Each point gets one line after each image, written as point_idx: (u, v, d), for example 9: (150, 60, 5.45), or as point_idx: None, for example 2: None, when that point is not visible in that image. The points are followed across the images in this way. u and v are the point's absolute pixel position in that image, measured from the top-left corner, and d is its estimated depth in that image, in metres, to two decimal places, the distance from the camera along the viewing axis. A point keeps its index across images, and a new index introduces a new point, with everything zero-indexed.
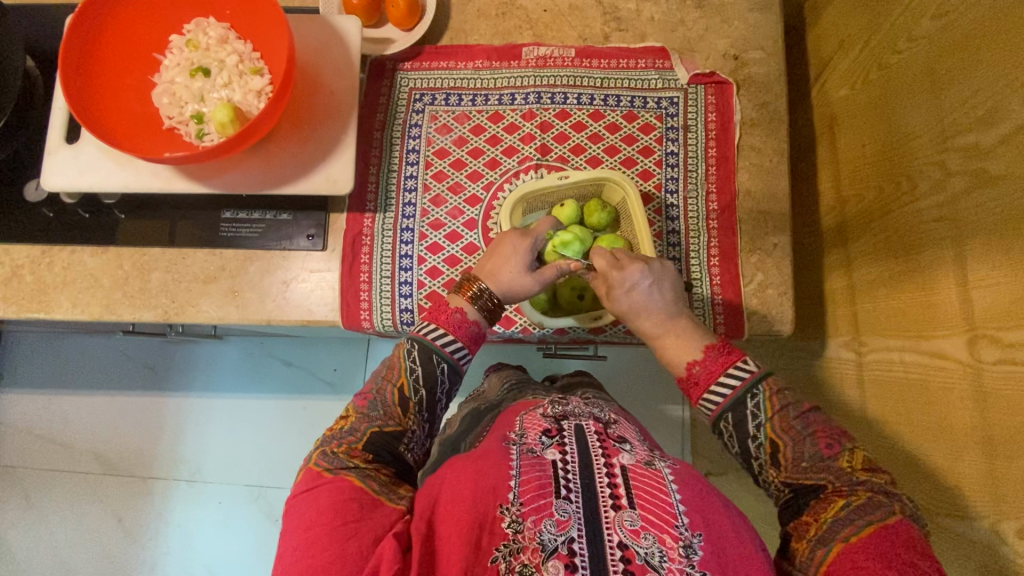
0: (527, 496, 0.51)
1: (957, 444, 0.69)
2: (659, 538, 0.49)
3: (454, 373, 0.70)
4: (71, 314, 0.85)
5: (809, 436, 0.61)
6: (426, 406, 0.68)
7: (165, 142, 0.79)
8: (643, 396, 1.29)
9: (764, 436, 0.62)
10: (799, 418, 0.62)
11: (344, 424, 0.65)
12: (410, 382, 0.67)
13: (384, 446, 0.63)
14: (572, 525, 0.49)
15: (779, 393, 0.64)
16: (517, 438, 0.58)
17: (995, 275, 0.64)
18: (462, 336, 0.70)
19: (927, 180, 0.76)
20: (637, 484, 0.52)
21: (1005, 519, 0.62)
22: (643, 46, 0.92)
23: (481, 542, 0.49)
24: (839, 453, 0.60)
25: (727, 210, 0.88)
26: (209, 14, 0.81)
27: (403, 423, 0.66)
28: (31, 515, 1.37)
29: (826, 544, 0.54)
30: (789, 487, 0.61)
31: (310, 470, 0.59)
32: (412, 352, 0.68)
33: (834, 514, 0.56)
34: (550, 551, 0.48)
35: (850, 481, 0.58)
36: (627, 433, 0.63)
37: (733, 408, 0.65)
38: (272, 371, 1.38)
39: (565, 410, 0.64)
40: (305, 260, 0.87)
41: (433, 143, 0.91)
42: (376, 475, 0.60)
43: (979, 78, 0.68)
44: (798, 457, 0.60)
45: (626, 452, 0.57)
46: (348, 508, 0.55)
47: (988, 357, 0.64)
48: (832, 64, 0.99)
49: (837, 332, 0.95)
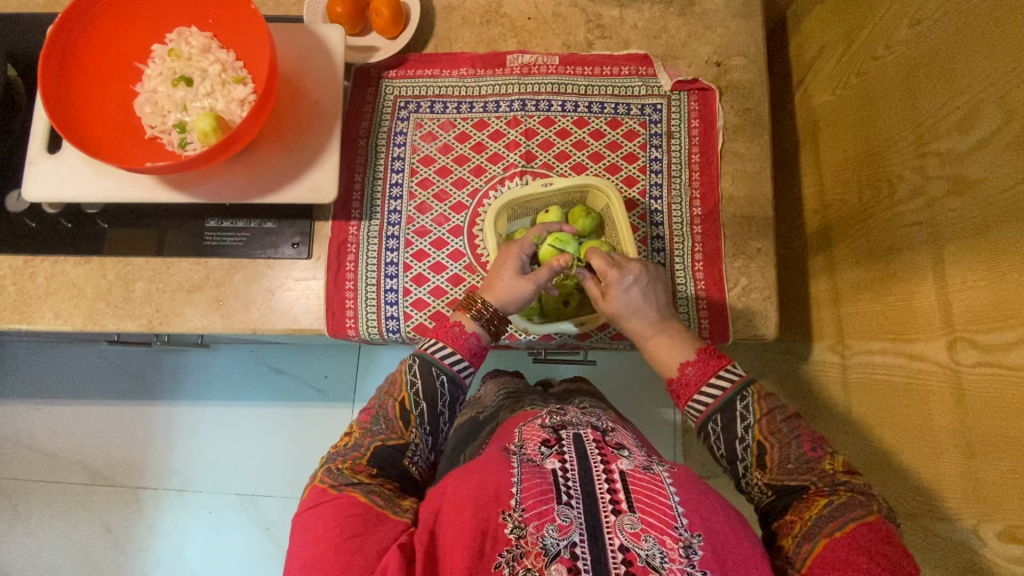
0: (529, 502, 0.51)
1: (939, 445, 0.69)
2: (659, 540, 0.49)
3: (455, 387, 0.71)
4: (54, 324, 0.84)
5: (795, 439, 0.62)
6: (428, 419, 0.68)
7: (148, 151, 0.79)
8: (632, 401, 1.30)
9: (752, 439, 0.63)
10: (787, 422, 0.63)
11: (348, 441, 0.66)
12: (411, 396, 0.68)
13: (389, 460, 0.64)
14: (574, 529, 0.49)
15: (768, 397, 0.65)
16: (517, 449, 0.59)
17: (972, 279, 0.65)
18: (460, 349, 0.72)
19: (907, 184, 0.77)
20: (636, 489, 0.52)
21: (985, 521, 0.62)
22: (626, 53, 0.93)
23: (484, 548, 0.49)
24: (823, 456, 0.61)
25: (711, 215, 0.89)
26: (193, 23, 0.81)
27: (405, 437, 0.66)
28: (18, 527, 1.35)
29: (811, 540, 0.55)
30: (772, 490, 0.62)
31: (315, 488, 0.60)
32: (413, 366, 0.70)
33: (817, 512, 0.57)
34: (552, 556, 0.48)
35: (832, 480, 0.59)
36: (626, 440, 0.64)
37: (722, 410, 0.65)
38: (260, 378, 1.38)
39: (564, 419, 0.65)
40: (290, 268, 0.87)
41: (418, 151, 0.91)
42: (380, 490, 0.60)
43: (955, 85, 0.69)
44: (785, 459, 0.61)
45: (625, 458, 0.57)
46: (353, 523, 0.55)
47: (967, 360, 0.65)
48: (814, 70, 1.00)
49: (822, 335, 0.96)
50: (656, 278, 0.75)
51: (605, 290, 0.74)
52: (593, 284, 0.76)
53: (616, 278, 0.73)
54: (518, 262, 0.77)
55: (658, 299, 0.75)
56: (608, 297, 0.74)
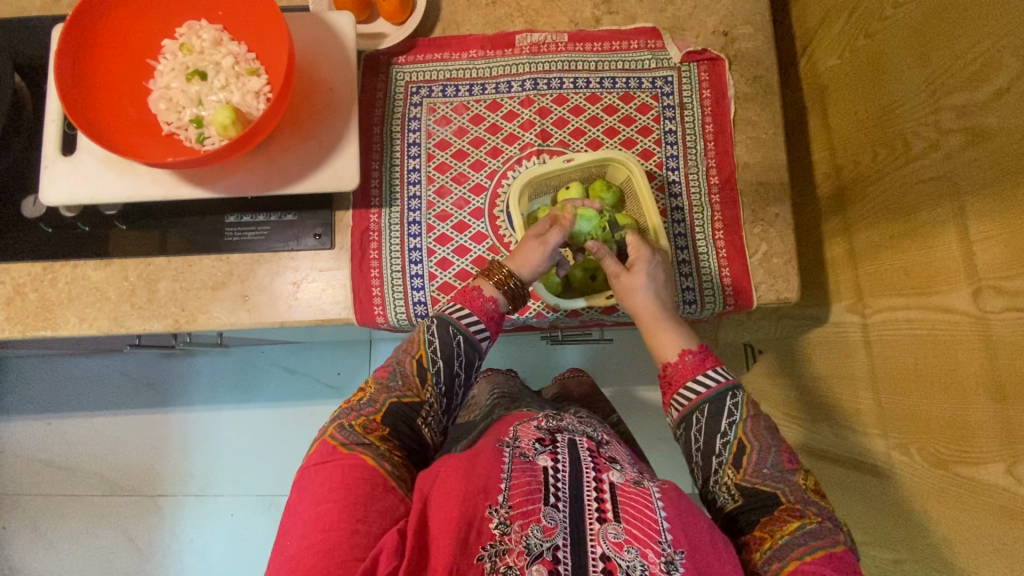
0: (516, 499, 0.52)
1: (968, 393, 0.71)
2: (641, 552, 0.50)
3: (471, 348, 0.71)
4: (79, 329, 0.83)
5: (775, 446, 0.65)
6: (444, 379, 0.69)
7: (165, 148, 0.78)
8: (649, 378, 1.31)
9: (734, 435, 0.65)
10: (769, 429, 0.66)
11: (362, 396, 0.66)
12: (428, 354, 0.68)
13: (402, 417, 0.65)
14: (558, 532, 0.51)
15: (754, 404, 0.67)
16: (511, 442, 0.60)
17: (993, 228, 0.67)
18: (480, 314, 0.71)
19: (922, 140, 0.78)
20: (624, 500, 0.54)
21: (1019, 461, 0.64)
22: (634, 27, 0.93)
23: (468, 539, 0.50)
24: (798, 470, 0.64)
25: (728, 183, 0.90)
26: (202, 17, 0.80)
27: (420, 396, 0.67)
28: (39, 542, 1.34)
29: (781, 561, 0.57)
30: (741, 492, 0.63)
31: (325, 443, 0.60)
32: (430, 326, 0.70)
33: (790, 533, 0.58)
34: (535, 556, 0.49)
35: (802, 497, 0.62)
36: (618, 453, 0.65)
37: (711, 401, 0.67)
38: (275, 378, 1.37)
39: (560, 424, 0.65)
40: (314, 259, 0.86)
41: (434, 135, 0.91)
42: (389, 455, 0.60)
43: (967, 39, 0.70)
44: (761, 463, 0.64)
45: (616, 470, 0.58)
46: (360, 490, 0.55)
47: (994, 307, 0.67)
48: (818, 35, 1.01)
49: (840, 297, 0.97)
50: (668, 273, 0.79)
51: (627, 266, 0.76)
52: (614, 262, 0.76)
53: (646, 257, 0.77)
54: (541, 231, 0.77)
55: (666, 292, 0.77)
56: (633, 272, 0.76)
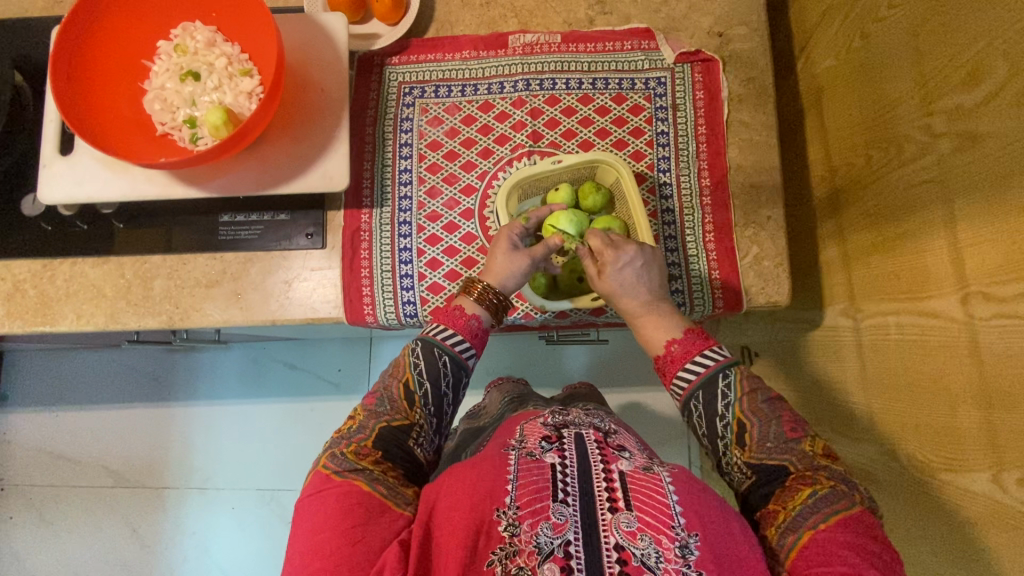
0: (524, 499, 0.53)
1: (955, 400, 0.70)
2: (655, 539, 0.51)
3: (457, 368, 0.72)
4: (76, 325, 0.85)
5: (775, 418, 0.64)
6: (431, 400, 0.70)
7: (160, 148, 0.79)
8: (644, 377, 1.31)
9: (733, 415, 0.65)
10: (767, 402, 0.65)
11: (352, 424, 0.68)
12: (414, 376, 0.70)
13: (394, 441, 0.66)
14: (568, 528, 0.51)
15: (750, 378, 0.67)
16: (517, 443, 0.61)
17: (983, 233, 0.66)
18: (462, 330, 0.73)
19: (914, 143, 0.77)
20: (634, 487, 0.54)
21: (1004, 470, 0.63)
22: (628, 28, 0.93)
23: (478, 545, 0.51)
24: (803, 437, 0.63)
25: (720, 185, 0.89)
26: (197, 19, 0.81)
27: (410, 417, 0.68)
28: (45, 532, 1.37)
29: (795, 532, 0.56)
30: (752, 471, 0.63)
31: (318, 473, 0.61)
32: (415, 350, 0.72)
33: (803, 502, 0.58)
34: (546, 554, 0.50)
35: (812, 463, 0.61)
36: (627, 442, 0.66)
37: (703, 386, 0.67)
38: (275, 373, 1.39)
39: (566, 420, 0.67)
40: (305, 259, 0.87)
41: (425, 136, 0.92)
42: (384, 478, 0.61)
43: (957, 40, 0.70)
44: (763, 437, 0.63)
45: (625, 459, 0.59)
46: (354, 512, 0.56)
47: (982, 313, 0.66)
48: (816, 35, 1.00)
49: (833, 300, 0.96)
50: (652, 261, 0.76)
51: (599, 269, 0.75)
52: (589, 262, 0.77)
53: (612, 260, 0.74)
54: (510, 240, 0.79)
55: (651, 280, 0.76)
56: (602, 276, 0.75)
